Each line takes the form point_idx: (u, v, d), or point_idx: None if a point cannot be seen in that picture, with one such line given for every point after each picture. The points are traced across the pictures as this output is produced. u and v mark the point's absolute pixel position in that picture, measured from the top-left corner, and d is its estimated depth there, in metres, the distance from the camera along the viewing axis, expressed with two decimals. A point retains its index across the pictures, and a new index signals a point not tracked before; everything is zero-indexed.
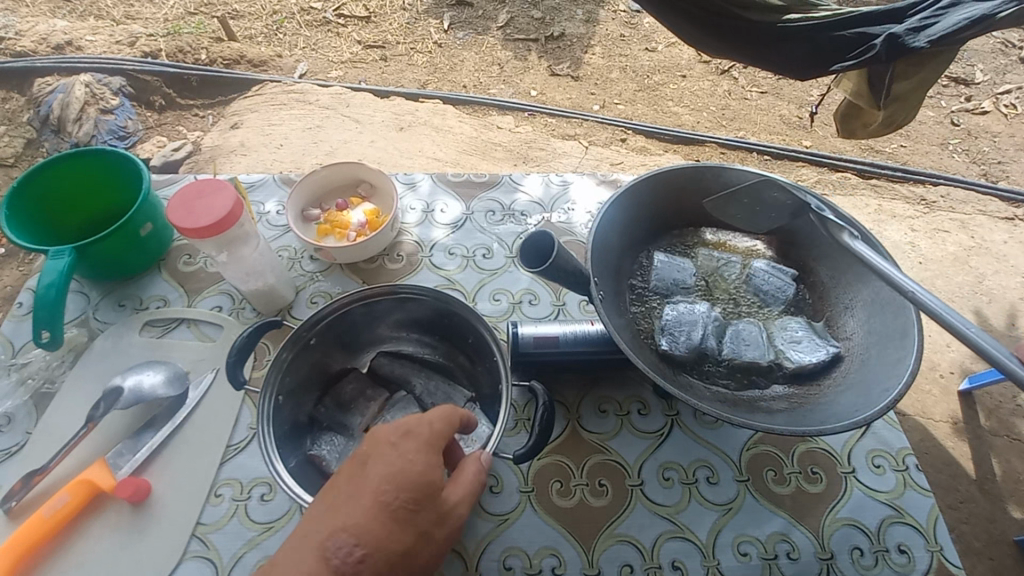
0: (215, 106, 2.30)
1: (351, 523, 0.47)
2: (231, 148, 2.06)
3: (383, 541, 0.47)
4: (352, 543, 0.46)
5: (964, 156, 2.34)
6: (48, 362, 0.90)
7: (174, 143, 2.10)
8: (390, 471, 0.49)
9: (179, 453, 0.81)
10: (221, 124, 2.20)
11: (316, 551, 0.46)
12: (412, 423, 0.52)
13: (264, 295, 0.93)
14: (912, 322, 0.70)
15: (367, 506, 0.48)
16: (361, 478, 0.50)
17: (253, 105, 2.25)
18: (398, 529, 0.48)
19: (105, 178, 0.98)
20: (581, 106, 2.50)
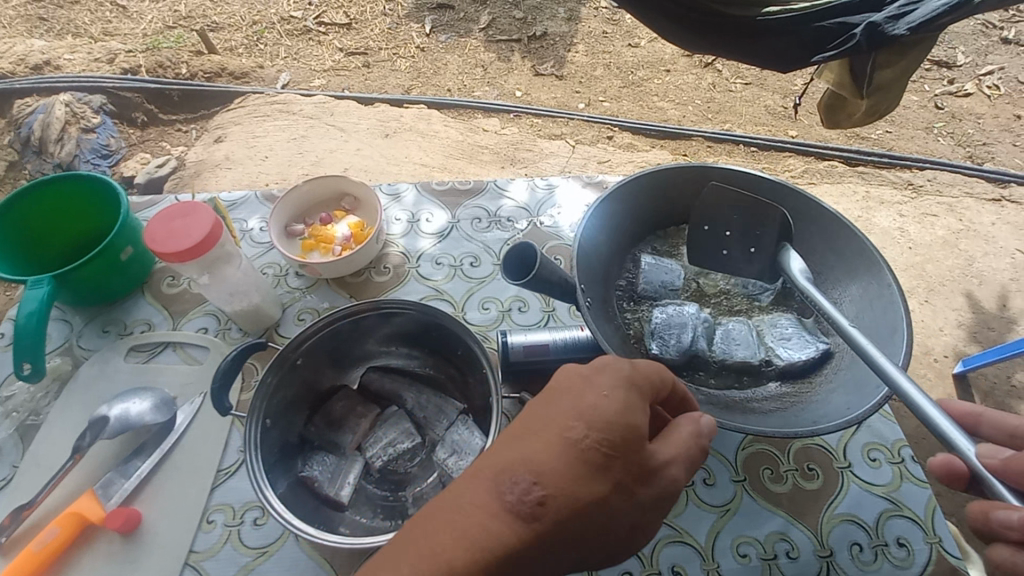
0: (198, 120, 2.28)
1: (531, 459, 0.45)
2: (216, 161, 2.05)
3: (567, 481, 0.44)
4: (535, 485, 0.43)
5: (950, 139, 2.34)
6: (33, 393, 0.89)
7: (159, 160, 2.08)
8: (578, 408, 0.46)
9: (169, 480, 0.80)
10: (205, 138, 2.18)
11: (493, 482, 0.44)
12: (608, 360, 0.49)
13: (249, 315, 0.92)
14: (901, 319, 0.69)
15: (557, 442, 0.45)
16: (550, 414, 0.47)
17: (236, 117, 2.23)
18: (587, 469, 0.44)
19: (84, 202, 0.96)
20: (567, 105, 2.49)
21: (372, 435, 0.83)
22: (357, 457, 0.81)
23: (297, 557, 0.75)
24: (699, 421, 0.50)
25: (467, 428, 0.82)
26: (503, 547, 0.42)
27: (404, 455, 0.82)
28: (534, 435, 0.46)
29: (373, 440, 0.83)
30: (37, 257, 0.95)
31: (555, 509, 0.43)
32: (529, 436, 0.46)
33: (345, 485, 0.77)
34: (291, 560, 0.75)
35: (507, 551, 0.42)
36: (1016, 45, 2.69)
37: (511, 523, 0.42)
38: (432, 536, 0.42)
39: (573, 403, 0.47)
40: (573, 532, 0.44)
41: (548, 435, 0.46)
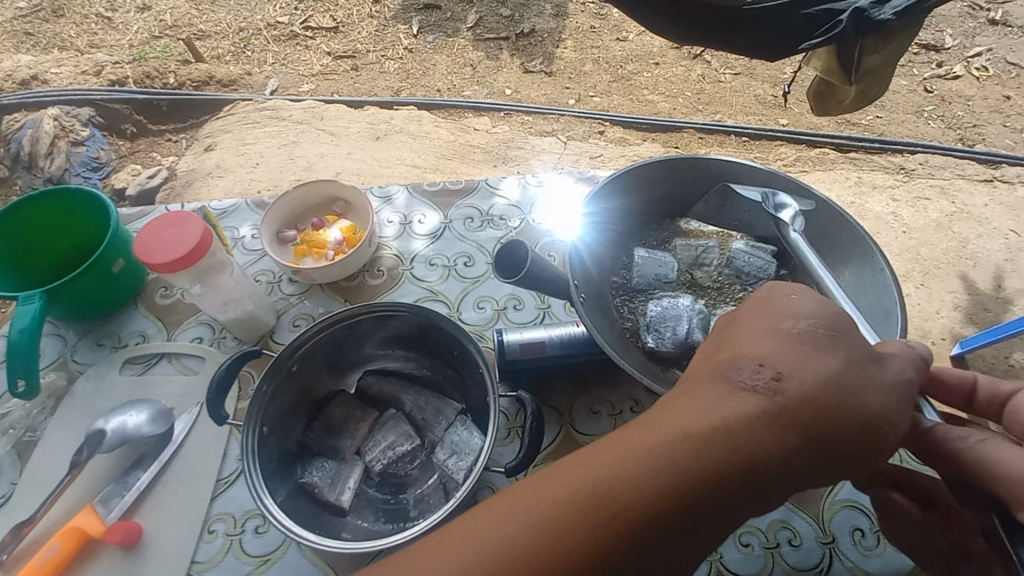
0: (187, 129, 2.27)
1: (744, 350, 0.44)
2: (207, 170, 2.04)
3: (798, 362, 0.42)
4: (766, 369, 0.42)
5: (940, 122, 2.35)
6: (28, 410, 0.89)
7: (150, 171, 2.08)
8: (777, 310, 0.46)
9: (169, 492, 0.79)
10: (196, 147, 2.17)
11: (718, 375, 0.43)
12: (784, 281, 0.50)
13: (243, 323, 0.92)
14: (895, 304, 0.69)
15: (773, 336, 0.44)
16: (752, 321, 0.47)
17: (226, 125, 2.23)
18: (815, 351, 0.43)
19: (73, 216, 0.96)
20: (557, 101, 2.49)
21: (371, 439, 0.84)
22: (357, 461, 0.81)
23: (300, 564, 0.74)
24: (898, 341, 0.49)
25: (466, 429, 0.82)
26: (745, 425, 0.40)
27: (404, 457, 0.82)
28: (745, 335, 0.46)
29: (373, 443, 0.83)
30: (27, 270, 0.95)
31: (794, 389, 0.41)
32: (737, 338, 0.46)
33: (346, 490, 0.77)
34: (294, 567, 0.74)
35: (750, 432, 0.40)
36: (1002, 26, 2.70)
37: (746, 403, 0.41)
38: (666, 428, 0.41)
39: (777, 309, 0.47)
40: (822, 417, 0.41)
41: (755, 333, 0.45)
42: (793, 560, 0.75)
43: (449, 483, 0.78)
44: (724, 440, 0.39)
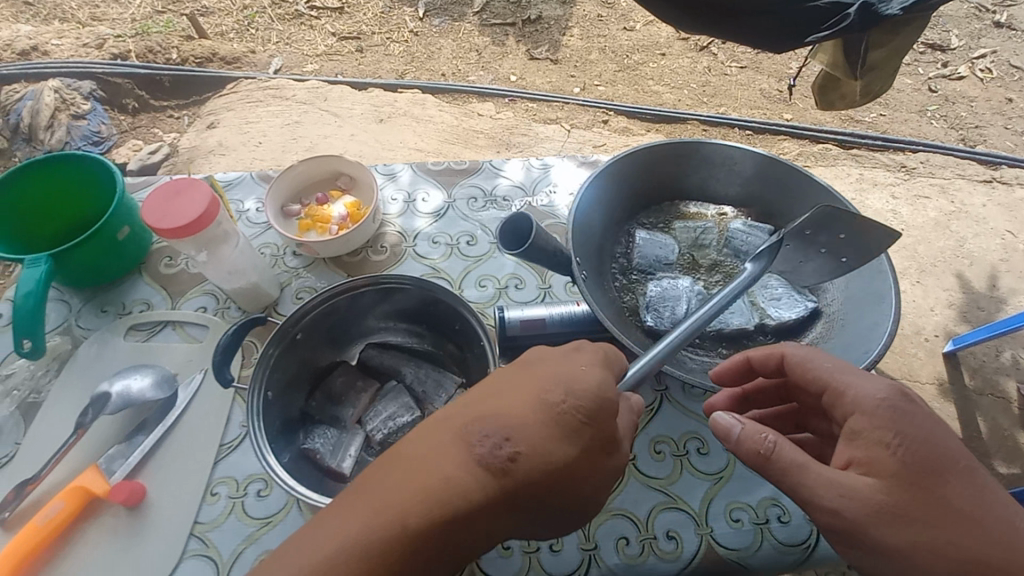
0: (189, 106, 2.27)
1: (506, 423, 0.49)
2: (209, 148, 2.07)
3: (541, 447, 0.48)
4: (505, 433, 0.48)
5: (943, 122, 2.35)
6: (33, 372, 0.89)
7: (151, 146, 2.08)
8: (559, 371, 0.52)
9: (173, 454, 0.81)
10: (198, 124, 2.18)
11: (466, 443, 0.48)
12: (583, 345, 0.57)
13: (247, 294, 0.92)
14: (890, 289, 0.70)
15: (531, 400, 0.50)
16: (521, 389, 0.52)
17: (229, 103, 2.23)
18: (550, 419, 0.49)
19: (79, 183, 0.96)
20: (562, 90, 2.49)
21: (372, 409, 0.85)
22: (358, 430, 0.82)
23: None
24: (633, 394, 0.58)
25: None
26: (463, 499, 0.46)
27: (405, 428, 0.83)
28: (508, 402, 0.51)
29: (374, 413, 0.84)
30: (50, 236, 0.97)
31: (522, 461, 0.47)
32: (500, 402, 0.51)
33: (347, 457, 0.78)
34: (296, 529, 0.76)
35: (470, 505, 0.46)
36: (1008, 28, 2.70)
37: (479, 477, 0.47)
38: (408, 493, 0.46)
39: (551, 383, 0.51)
40: (534, 495, 0.48)
41: (521, 409, 0.50)
42: (783, 535, 0.77)
43: None
44: (448, 515, 0.46)
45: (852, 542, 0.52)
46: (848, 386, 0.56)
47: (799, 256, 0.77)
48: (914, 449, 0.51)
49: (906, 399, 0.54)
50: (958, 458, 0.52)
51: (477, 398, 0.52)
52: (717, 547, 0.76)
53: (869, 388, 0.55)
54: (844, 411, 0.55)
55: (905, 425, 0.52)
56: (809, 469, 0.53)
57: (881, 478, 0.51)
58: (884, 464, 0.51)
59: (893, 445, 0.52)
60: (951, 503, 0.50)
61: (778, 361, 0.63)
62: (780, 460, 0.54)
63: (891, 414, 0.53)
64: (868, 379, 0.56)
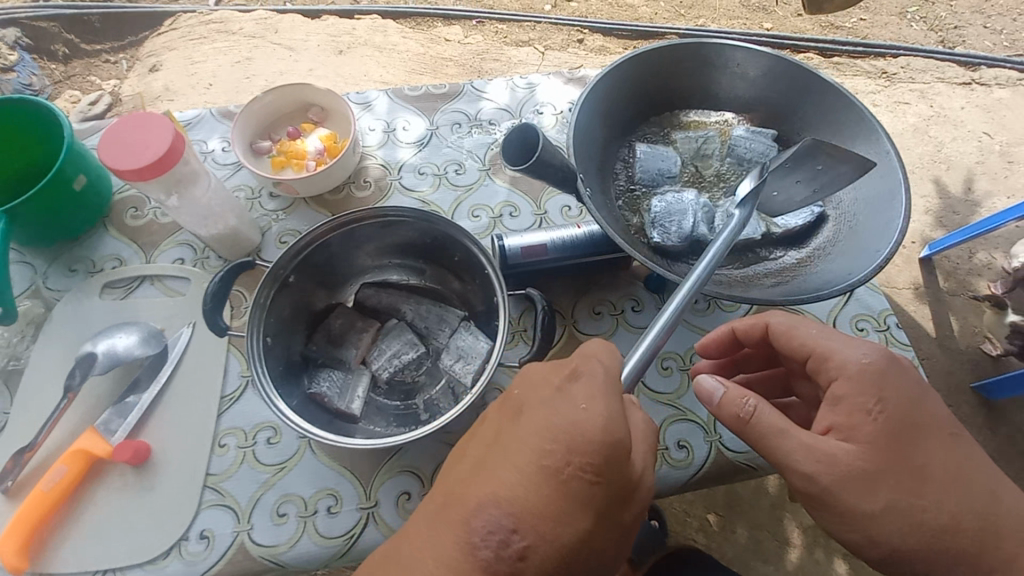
0: (126, 48, 2.06)
1: (503, 499, 0.44)
2: (156, 94, 1.91)
3: (551, 521, 0.43)
4: (509, 525, 0.43)
5: (923, 24, 2.29)
6: (7, 339, 0.83)
7: (90, 97, 1.90)
8: (557, 421, 0.45)
9: (174, 409, 0.78)
10: (139, 67, 1.99)
11: (462, 526, 0.44)
12: (577, 365, 0.48)
13: (226, 240, 0.86)
14: (900, 186, 0.69)
15: (530, 471, 0.44)
16: (518, 441, 0.46)
17: (170, 43, 2.04)
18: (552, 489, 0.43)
19: (18, 129, 0.86)
20: (532, 8, 2.32)
21: (376, 348, 0.83)
22: (363, 370, 0.80)
23: (317, 468, 0.75)
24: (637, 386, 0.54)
25: (470, 334, 0.81)
26: None
27: (410, 365, 0.82)
28: (504, 465, 0.46)
29: (378, 352, 0.82)
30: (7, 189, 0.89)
31: (532, 550, 0.43)
32: (498, 470, 0.45)
33: (356, 398, 0.77)
34: (312, 471, 0.75)
35: None
36: None
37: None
38: None
39: (555, 434, 0.45)
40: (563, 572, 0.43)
41: (520, 474, 0.44)
42: None
43: (457, 386, 0.79)
44: None
45: (826, 508, 0.53)
46: (833, 350, 0.55)
47: (796, 181, 0.72)
48: (894, 417, 0.52)
49: (892, 365, 0.54)
50: (938, 423, 0.53)
51: (474, 466, 0.47)
52: (727, 452, 0.79)
53: (854, 353, 0.55)
54: (827, 374, 0.55)
55: (886, 390, 0.52)
56: (789, 435, 0.52)
57: (860, 443, 0.52)
58: (863, 428, 0.52)
59: (873, 410, 0.52)
60: (926, 468, 0.52)
61: (763, 330, 0.62)
62: (759, 424, 0.54)
63: (875, 379, 0.53)
64: (854, 344, 0.56)
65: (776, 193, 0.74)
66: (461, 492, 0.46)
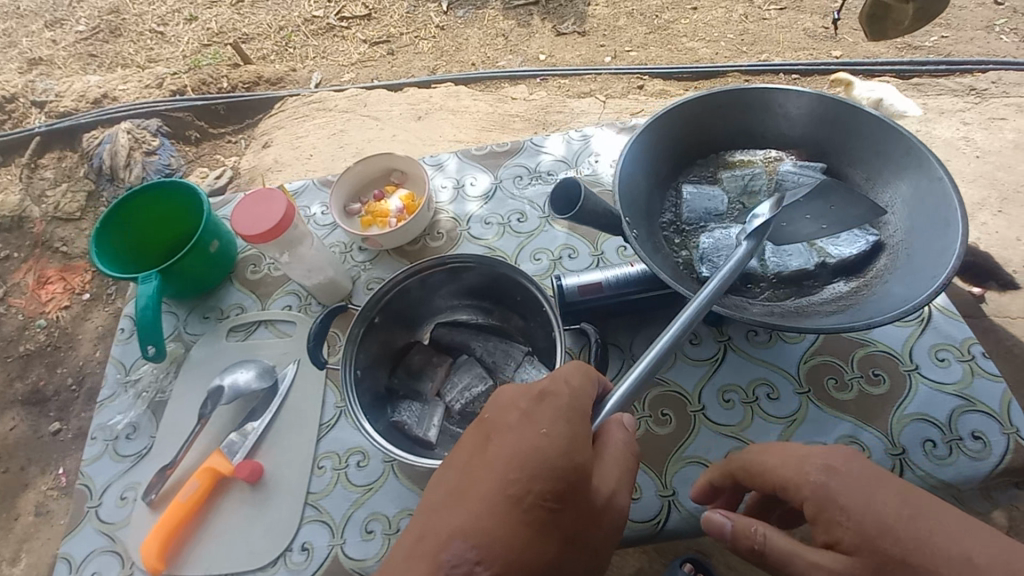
0: (244, 129, 2.43)
1: (473, 522, 0.53)
2: (267, 165, 2.23)
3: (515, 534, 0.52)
4: (474, 555, 0.51)
5: (1015, 36, 2.16)
6: (156, 374, 1.01)
7: (216, 171, 2.25)
8: (523, 450, 0.56)
9: (282, 434, 0.92)
10: (254, 144, 2.35)
11: (439, 543, 0.52)
12: (545, 387, 0.60)
13: (325, 288, 1.01)
14: (956, 211, 0.69)
15: (498, 498, 0.54)
16: (486, 465, 0.57)
17: (279, 122, 2.39)
18: (510, 504, 0.54)
19: (172, 205, 1.07)
20: (593, 61, 2.47)
21: (449, 381, 0.92)
22: (438, 402, 0.89)
23: (400, 490, 0.85)
24: (623, 415, 0.62)
25: (535, 368, 0.89)
26: None
27: (480, 397, 0.90)
28: (475, 487, 0.56)
29: (451, 386, 0.91)
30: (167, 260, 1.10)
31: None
32: (469, 494, 0.55)
33: (432, 427, 0.86)
34: (395, 492, 0.85)
35: None
36: None
37: None
38: None
39: (517, 458, 0.55)
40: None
41: (487, 493, 0.55)
42: None
43: None
44: None
45: None
46: (783, 463, 0.54)
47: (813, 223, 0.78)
48: (866, 517, 0.48)
49: (837, 457, 0.53)
50: (904, 499, 0.49)
51: (451, 489, 0.58)
52: None
53: (802, 462, 0.54)
54: (793, 492, 0.53)
55: (841, 492, 0.50)
56: (797, 554, 0.50)
57: (855, 547, 0.48)
58: (846, 537, 0.49)
59: (839, 518, 0.50)
60: (920, 556, 0.46)
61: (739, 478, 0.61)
62: (774, 552, 0.52)
63: (826, 481, 0.51)
64: (797, 449, 0.55)
65: (785, 223, 0.78)
66: (437, 514, 0.56)
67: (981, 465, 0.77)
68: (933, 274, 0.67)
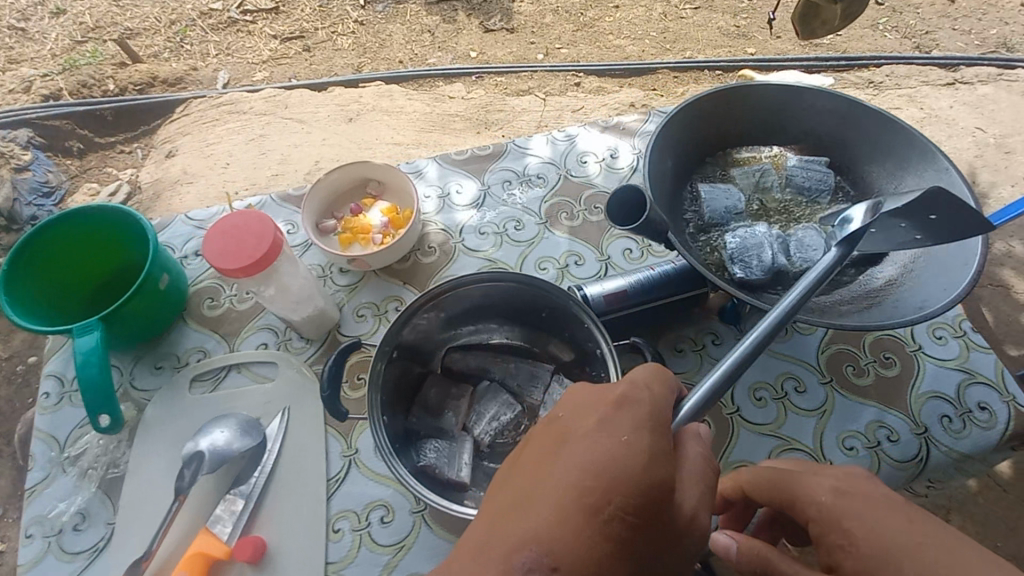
0: (140, 137, 2.12)
1: (540, 539, 0.39)
2: (175, 178, 1.95)
3: (592, 564, 0.38)
4: (548, 560, 0.38)
5: (896, 33, 2.40)
6: (103, 445, 0.82)
7: (110, 188, 1.94)
8: (600, 458, 0.43)
9: (282, 498, 0.78)
10: (156, 155, 2.05)
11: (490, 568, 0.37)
12: (623, 393, 0.47)
13: (313, 321, 0.88)
14: (969, 200, 0.73)
15: (569, 509, 0.41)
16: (555, 472, 0.43)
17: (184, 128, 2.10)
18: (585, 523, 0.40)
19: (102, 234, 0.88)
20: (526, 58, 2.43)
21: (474, 413, 0.84)
22: (466, 436, 0.80)
23: (435, 542, 0.76)
24: (701, 425, 0.50)
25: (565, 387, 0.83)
26: None
27: (509, 426, 0.83)
28: (539, 497, 0.42)
29: (477, 417, 0.83)
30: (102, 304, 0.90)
31: None
32: (532, 505, 0.41)
33: (464, 465, 0.76)
34: (430, 546, 0.76)
35: None
36: None
37: None
38: None
39: (600, 464, 0.42)
40: None
41: (557, 505, 0.41)
42: (896, 455, 0.83)
43: None
44: None
45: None
46: (792, 475, 0.52)
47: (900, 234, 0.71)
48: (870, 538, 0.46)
49: (850, 481, 0.50)
50: (914, 525, 0.46)
51: (503, 504, 0.43)
52: None
53: (811, 480, 0.52)
54: (798, 507, 0.51)
55: (847, 514, 0.48)
56: None
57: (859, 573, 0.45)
58: (847, 562, 0.46)
59: (844, 541, 0.47)
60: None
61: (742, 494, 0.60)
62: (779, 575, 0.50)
63: (835, 504, 0.49)
64: (812, 467, 0.53)
65: (877, 231, 0.72)
66: (487, 533, 0.41)
67: (991, 434, 0.85)
68: (964, 263, 0.70)
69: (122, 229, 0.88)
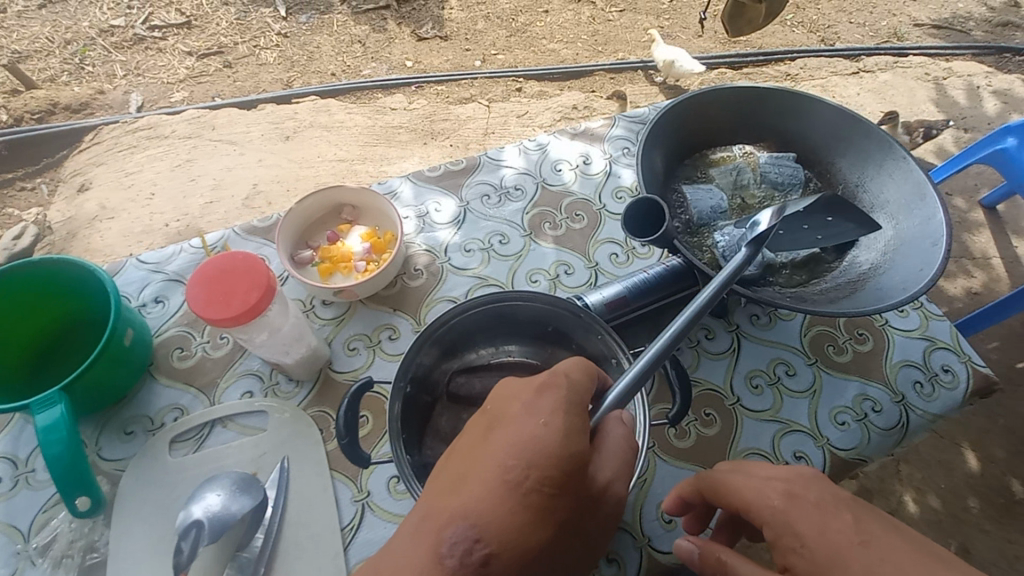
0: (44, 172, 1.92)
1: (470, 511, 0.43)
2: (91, 214, 1.77)
3: (512, 529, 0.43)
4: (473, 534, 0.42)
5: (803, 27, 2.56)
6: (76, 528, 0.73)
7: (13, 230, 1.73)
8: (522, 439, 0.46)
9: (296, 557, 0.72)
10: (66, 190, 1.85)
11: (428, 537, 0.42)
12: (545, 379, 0.50)
13: (306, 361, 0.83)
14: (927, 186, 0.80)
15: (494, 487, 0.44)
16: (486, 450, 0.47)
17: (95, 157, 1.90)
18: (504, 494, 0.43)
19: (44, 290, 0.78)
20: (463, 65, 2.40)
21: None
22: None
23: None
24: (621, 408, 0.54)
25: None
26: None
27: None
28: (468, 473, 0.46)
29: None
30: (52, 340, 0.82)
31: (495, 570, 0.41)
32: (462, 484, 0.45)
33: None
34: None
35: None
36: None
37: None
38: None
39: (518, 441, 0.46)
40: None
41: (485, 483, 0.44)
42: (881, 424, 0.88)
43: None
44: None
45: None
46: (744, 478, 0.51)
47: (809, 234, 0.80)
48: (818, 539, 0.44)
49: (798, 482, 0.49)
50: (860, 522, 0.44)
51: (436, 486, 0.47)
52: (838, 451, 0.86)
53: (766, 482, 0.50)
54: (749, 510, 0.49)
55: (798, 517, 0.46)
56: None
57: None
58: (798, 563, 0.45)
59: (795, 544, 0.45)
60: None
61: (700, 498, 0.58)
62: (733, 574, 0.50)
63: (785, 508, 0.47)
64: (763, 471, 0.51)
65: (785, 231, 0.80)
66: (423, 506, 0.45)
67: (956, 393, 0.92)
68: (933, 240, 0.76)
69: (61, 279, 0.78)
